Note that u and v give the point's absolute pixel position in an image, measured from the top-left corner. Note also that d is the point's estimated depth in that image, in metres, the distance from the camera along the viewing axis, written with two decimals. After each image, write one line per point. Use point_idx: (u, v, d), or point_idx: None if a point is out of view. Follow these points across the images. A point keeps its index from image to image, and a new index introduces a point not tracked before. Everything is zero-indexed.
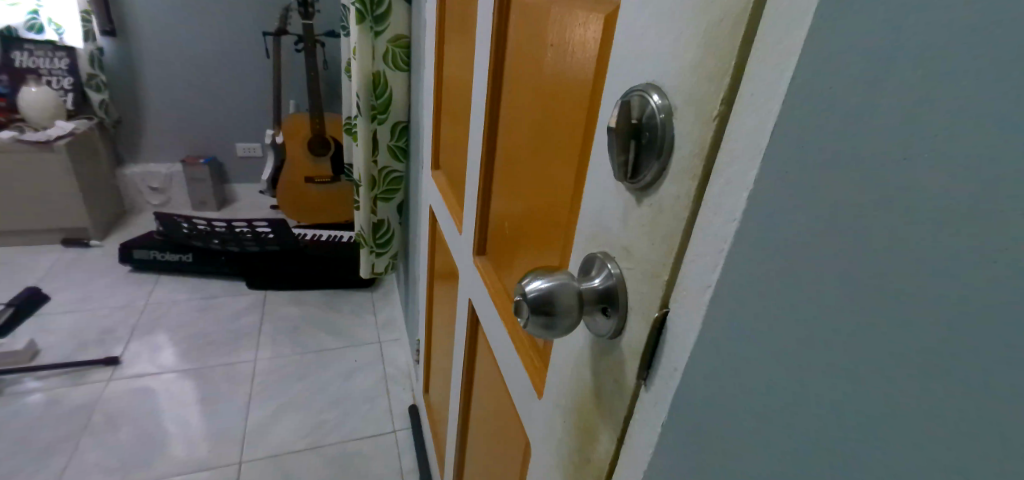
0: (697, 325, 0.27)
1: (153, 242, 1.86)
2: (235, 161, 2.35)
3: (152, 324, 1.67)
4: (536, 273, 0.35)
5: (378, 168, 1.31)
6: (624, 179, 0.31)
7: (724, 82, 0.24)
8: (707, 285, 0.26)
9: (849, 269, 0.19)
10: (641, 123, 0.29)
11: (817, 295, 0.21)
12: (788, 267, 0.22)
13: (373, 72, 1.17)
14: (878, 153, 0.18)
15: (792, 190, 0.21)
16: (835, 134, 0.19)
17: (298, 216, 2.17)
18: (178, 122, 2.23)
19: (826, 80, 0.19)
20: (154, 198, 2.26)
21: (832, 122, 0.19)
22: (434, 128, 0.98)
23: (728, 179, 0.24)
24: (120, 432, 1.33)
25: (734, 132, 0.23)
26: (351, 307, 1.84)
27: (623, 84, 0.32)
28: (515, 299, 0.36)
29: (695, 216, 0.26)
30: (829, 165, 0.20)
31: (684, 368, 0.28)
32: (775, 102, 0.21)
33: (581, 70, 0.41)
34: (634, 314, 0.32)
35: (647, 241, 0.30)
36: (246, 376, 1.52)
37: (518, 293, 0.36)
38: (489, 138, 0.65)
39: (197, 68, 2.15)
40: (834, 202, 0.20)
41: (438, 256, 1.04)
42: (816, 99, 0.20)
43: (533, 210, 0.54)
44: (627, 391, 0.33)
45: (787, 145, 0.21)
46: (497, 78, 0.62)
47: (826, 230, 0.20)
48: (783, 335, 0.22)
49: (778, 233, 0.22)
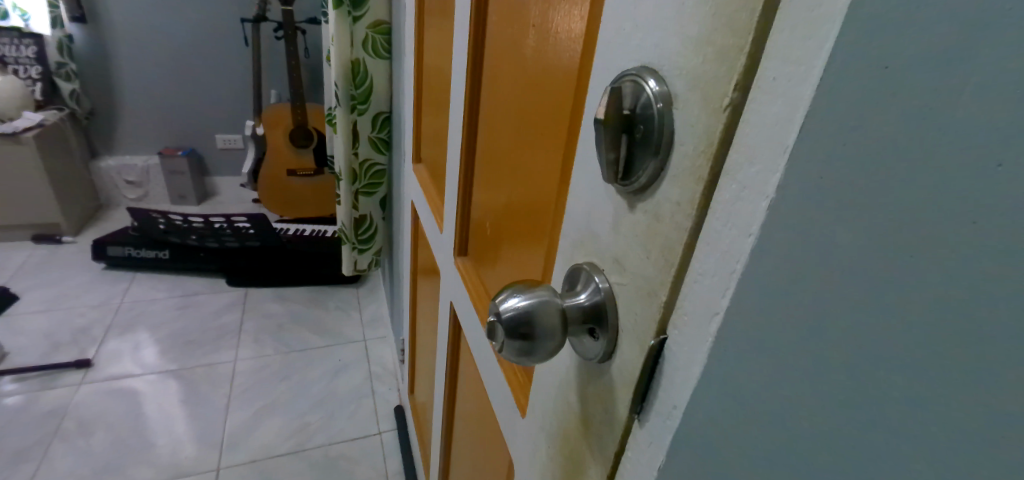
0: (702, 359, 0.22)
1: (129, 238, 1.80)
2: (215, 153, 2.28)
3: (129, 323, 1.61)
4: (513, 288, 0.31)
5: (359, 161, 1.25)
6: (614, 181, 0.26)
7: (739, 63, 0.19)
8: (715, 311, 0.21)
9: (905, 306, 0.15)
10: (634, 113, 0.24)
11: (859, 335, 0.16)
12: (821, 295, 0.17)
13: (352, 59, 1.11)
14: (947, 151, 0.13)
15: (827, 199, 0.17)
16: (889, 129, 0.15)
17: (281, 210, 2.10)
18: (155, 113, 2.15)
19: (879, 58, 0.15)
20: (130, 192, 2.19)
21: (885, 110, 0.15)
22: (416, 117, 0.92)
23: (742, 184, 0.19)
24: (93, 437, 1.27)
25: (750, 126, 0.19)
26: (336, 304, 1.79)
27: (616, 66, 0.27)
28: (489, 319, 0.31)
29: (699, 227, 0.22)
30: (882, 169, 0.15)
31: (686, 407, 0.24)
32: (807, 85, 0.17)
33: (567, 53, 0.36)
34: (627, 339, 0.27)
35: (641, 254, 0.25)
36: (226, 377, 1.47)
37: (491, 312, 0.32)
38: (469, 129, 0.60)
39: (173, 57, 2.07)
40: (887, 216, 0.15)
41: (422, 253, 0.99)
42: (864, 82, 0.15)
43: (516, 206, 0.49)
44: (619, 425, 0.28)
45: (824, 141, 0.16)
46: (478, 63, 0.56)
47: (876, 250, 0.15)
48: (810, 377, 0.18)
49: (808, 253, 0.17)
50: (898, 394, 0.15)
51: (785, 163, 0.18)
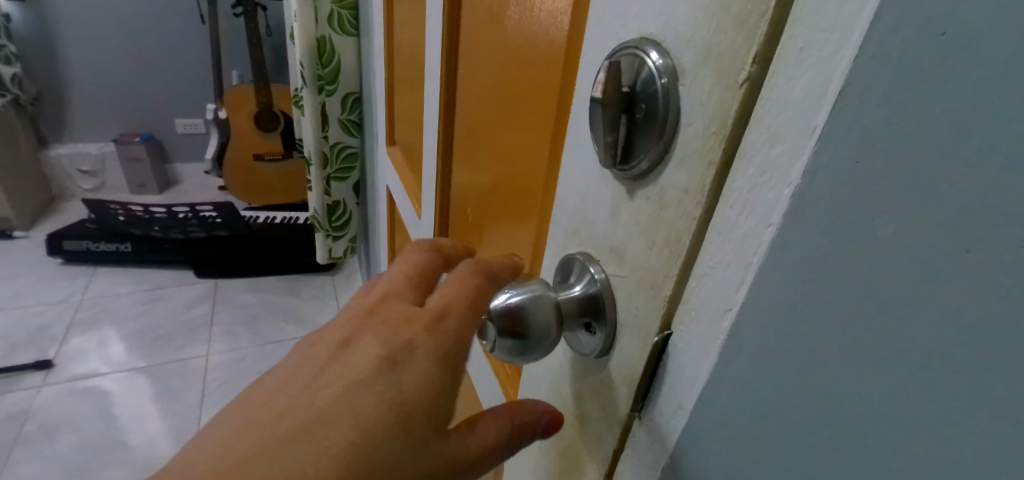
0: (714, 356, 0.21)
1: (85, 232, 1.69)
2: (175, 139, 2.16)
3: (92, 320, 1.54)
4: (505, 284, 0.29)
5: (330, 145, 1.20)
6: (612, 165, 0.24)
7: (758, 31, 0.17)
8: (728, 306, 0.20)
9: (962, 307, 0.13)
10: (635, 91, 0.22)
11: (905, 338, 0.14)
12: (854, 291, 0.15)
13: (318, 36, 1.05)
14: (1014, 145, 0.12)
15: (862, 185, 0.15)
16: (945, 106, 0.13)
17: (249, 198, 2.03)
18: (108, 97, 2.03)
19: (936, 23, 0.13)
20: (85, 183, 2.07)
21: (939, 84, 0.13)
22: (388, 98, 0.88)
23: (762, 169, 0.17)
24: (59, 441, 1.23)
25: (770, 102, 0.17)
26: (312, 292, 1.74)
27: (613, 39, 0.24)
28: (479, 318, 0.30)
29: (709, 215, 0.20)
30: (935, 152, 0.13)
31: (693, 406, 0.22)
32: (844, 55, 0.15)
33: (553, 25, 0.33)
34: (628, 334, 0.25)
35: (643, 244, 0.24)
36: (199, 372, 1.43)
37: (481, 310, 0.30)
38: (446, 109, 0.57)
39: (123, 36, 1.95)
40: (936, 204, 0.13)
41: (399, 238, 0.96)
42: (914, 52, 0.13)
43: (499, 186, 0.46)
44: (619, 423, 0.27)
45: (864, 120, 0.14)
46: (454, 37, 0.53)
47: (925, 240, 0.14)
48: (840, 378, 0.16)
49: (840, 245, 0.16)
50: (949, 405, 0.14)
51: (813, 145, 0.16)
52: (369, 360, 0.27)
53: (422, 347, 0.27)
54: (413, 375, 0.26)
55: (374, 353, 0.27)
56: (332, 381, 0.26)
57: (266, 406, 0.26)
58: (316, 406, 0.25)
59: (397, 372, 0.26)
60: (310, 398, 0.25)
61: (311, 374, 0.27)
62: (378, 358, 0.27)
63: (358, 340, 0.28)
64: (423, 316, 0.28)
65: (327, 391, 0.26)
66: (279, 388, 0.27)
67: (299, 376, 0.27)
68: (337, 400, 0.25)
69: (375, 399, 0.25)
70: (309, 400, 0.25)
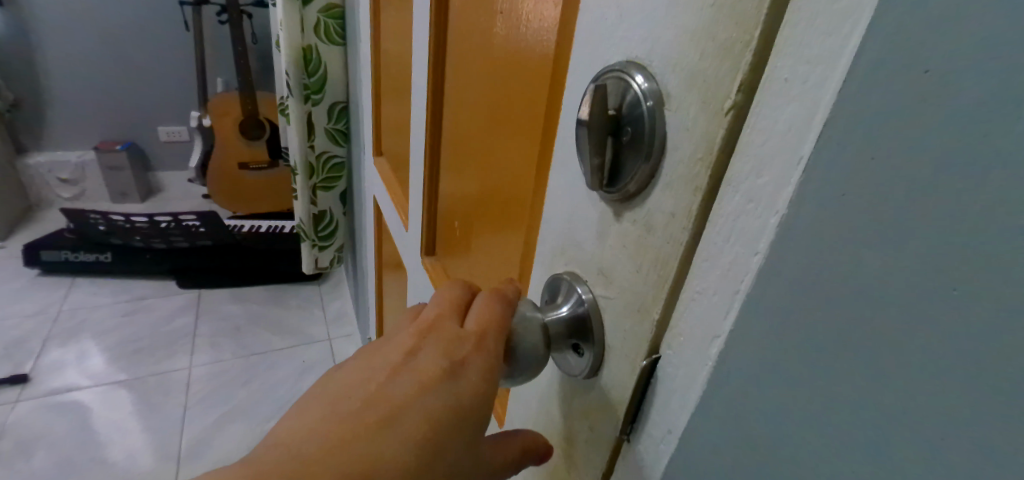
0: (702, 382, 0.20)
1: (64, 242, 1.66)
2: (158, 147, 2.13)
3: (71, 331, 1.51)
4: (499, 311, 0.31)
5: (316, 154, 1.19)
6: (599, 187, 0.24)
7: (744, 59, 0.17)
8: (716, 334, 0.20)
9: (948, 348, 0.13)
10: (621, 114, 0.22)
11: (894, 376, 0.14)
12: (842, 325, 0.15)
13: (304, 46, 1.04)
14: (997, 185, 0.11)
15: (847, 219, 0.15)
16: (930, 143, 0.12)
17: (234, 206, 2.00)
18: (88, 104, 1.99)
19: (920, 59, 0.12)
20: (65, 191, 2.02)
21: (922, 121, 0.13)
22: (375, 108, 0.87)
23: (748, 196, 0.17)
24: (34, 458, 1.19)
25: (756, 130, 0.17)
26: (298, 302, 1.72)
27: (600, 61, 0.24)
28: None
29: (696, 240, 0.20)
30: (921, 189, 0.13)
31: (682, 432, 0.22)
32: (828, 88, 0.15)
33: (541, 42, 0.33)
34: (616, 357, 0.25)
35: (630, 266, 0.23)
36: (181, 385, 1.40)
37: None
38: (433, 121, 0.56)
39: (105, 42, 1.92)
40: (921, 240, 0.13)
41: (386, 248, 0.95)
42: (898, 86, 0.13)
43: (487, 199, 0.46)
44: (607, 446, 0.27)
45: (850, 153, 0.14)
46: (440, 49, 0.53)
47: (912, 278, 0.13)
48: (828, 411, 0.16)
49: (826, 278, 0.15)
50: (938, 447, 0.13)
51: (800, 175, 0.16)
52: (429, 370, 0.27)
53: (479, 361, 0.27)
54: (469, 388, 0.27)
55: (433, 365, 0.27)
56: (399, 388, 0.27)
57: (331, 408, 0.26)
58: (378, 414, 0.26)
59: (456, 385, 0.27)
60: (379, 401, 0.26)
61: (371, 379, 0.27)
62: (437, 370, 0.27)
63: (416, 348, 0.28)
64: (477, 329, 0.28)
65: (390, 400, 0.26)
66: (340, 390, 0.27)
67: (359, 381, 0.27)
68: (400, 410, 0.26)
69: (434, 411, 0.26)
70: (372, 407, 0.26)
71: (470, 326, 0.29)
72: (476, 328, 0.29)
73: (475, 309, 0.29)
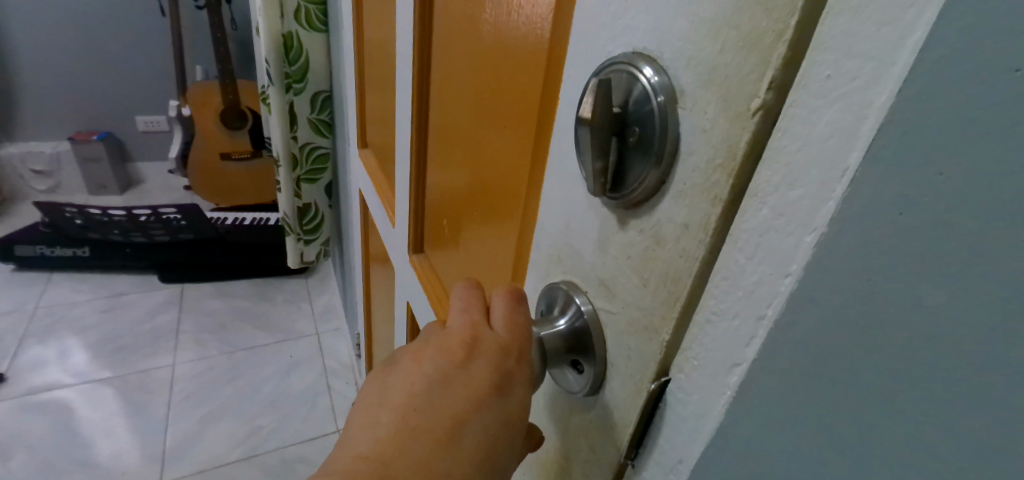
0: (718, 413, 0.18)
1: (38, 236, 1.60)
2: (137, 137, 2.07)
3: (49, 329, 1.47)
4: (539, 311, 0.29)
5: (299, 145, 1.15)
6: (602, 194, 0.21)
7: (775, 53, 0.15)
8: (736, 361, 0.18)
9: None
10: (627, 112, 0.20)
11: (964, 433, 0.12)
12: (891, 365, 0.13)
13: (285, 32, 1.00)
14: None
15: (899, 243, 0.12)
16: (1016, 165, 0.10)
17: (216, 198, 1.96)
18: (61, 94, 1.92)
19: (1004, 58, 0.10)
20: (39, 184, 1.96)
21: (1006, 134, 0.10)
22: (358, 98, 0.84)
23: (777, 210, 0.15)
24: (12, 461, 1.16)
25: (789, 135, 0.15)
26: (285, 296, 1.68)
27: (601, 53, 0.22)
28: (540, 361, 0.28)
29: (713, 255, 0.18)
30: (1002, 219, 0.11)
31: (694, 464, 0.20)
32: (882, 88, 0.12)
33: (533, 30, 0.30)
34: (618, 377, 0.23)
35: (634, 280, 0.21)
36: (164, 383, 1.37)
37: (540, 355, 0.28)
38: (420, 111, 0.53)
39: (76, 29, 1.84)
40: (998, 282, 0.11)
41: (373, 242, 0.92)
42: (976, 87, 0.10)
43: (477, 196, 0.44)
44: (608, 470, 0.25)
45: (909, 167, 0.12)
46: (426, 35, 0.49)
47: (986, 321, 0.11)
48: (868, 459, 0.14)
49: (869, 310, 0.13)
50: None
51: (844, 189, 0.14)
52: (478, 383, 0.24)
53: (523, 372, 0.25)
54: (518, 401, 0.25)
55: (481, 378, 0.24)
56: (453, 404, 0.23)
57: (381, 434, 0.23)
58: (438, 435, 0.23)
59: (506, 400, 0.24)
60: (435, 420, 0.23)
61: (418, 397, 0.23)
62: (486, 384, 0.24)
63: (460, 358, 0.25)
64: (516, 335, 0.26)
65: (444, 421, 0.23)
66: (386, 411, 0.23)
67: (404, 399, 0.23)
68: (456, 431, 0.23)
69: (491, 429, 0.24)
70: (427, 431, 0.23)
71: (507, 335, 0.26)
72: (516, 335, 0.26)
73: (509, 313, 0.26)
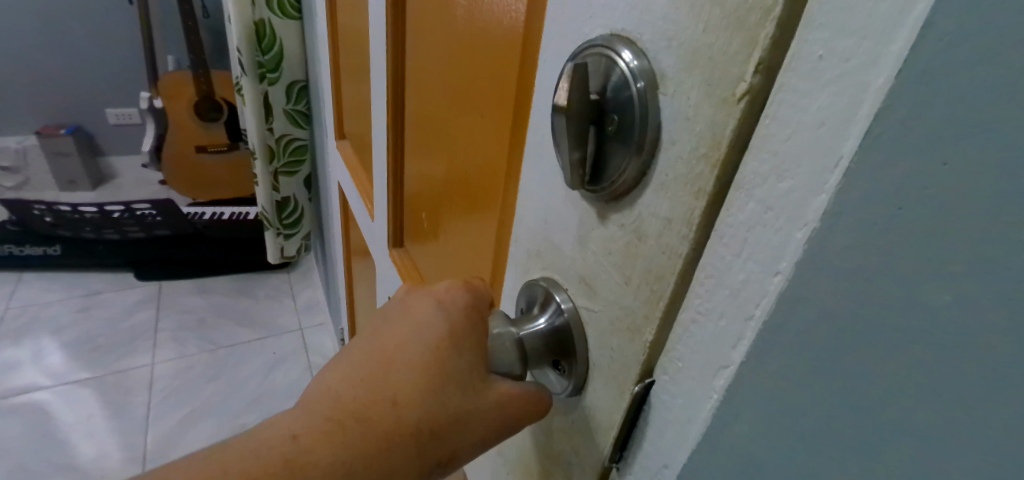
0: (705, 418, 0.18)
1: (6, 235, 1.56)
2: (108, 131, 2.00)
3: (21, 329, 1.42)
4: (532, 304, 0.26)
5: (276, 137, 1.12)
6: (582, 186, 0.20)
7: (763, 32, 0.13)
8: (724, 363, 0.17)
9: None
10: (604, 98, 0.18)
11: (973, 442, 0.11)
12: (890, 367, 0.12)
13: (256, 20, 0.96)
14: None
15: (895, 236, 0.11)
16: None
17: (193, 193, 1.91)
18: (26, 87, 1.85)
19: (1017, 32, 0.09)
20: (7, 180, 1.90)
21: (1010, 134, 0.09)
22: (335, 88, 0.81)
23: (766, 204, 0.14)
24: None
25: (779, 122, 0.14)
26: (266, 292, 1.65)
27: (577, 35, 0.21)
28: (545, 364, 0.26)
29: (698, 251, 0.17)
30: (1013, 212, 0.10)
31: (680, 469, 0.19)
32: (881, 68, 0.11)
33: (507, 14, 0.29)
34: (601, 378, 0.22)
35: (616, 278, 0.20)
36: (144, 382, 1.34)
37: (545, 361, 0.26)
38: (396, 101, 0.52)
39: (39, 17, 1.77)
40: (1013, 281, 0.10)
41: (354, 235, 0.90)
42: (992, 66, 0.09)
43: (455, 187, 0.42)
44: (592, 473, 0.24)
45: (910, 156, 0.11)
46: (400, 21, 0.47)
47: (997, 322, 0.10)
48: (869, 469, 0.13)
49: (864, 312, 0.12)
50: None
51: (838, 181, 0.12)
52: (420, 308, 0.26)
53: (466, 295, 0.26)
54: (462, 318, 0.25)
55: (422, 304, 0.26)
56: (397, 331, 0.25)
57: (334, 367, 0.25)
58: (381, 356, 0.24)
59: (449, 318, 0.25)
60: (379, 345, 0.25)
61: (370, 333, 0.26)
62: (426, 307, 0.26)
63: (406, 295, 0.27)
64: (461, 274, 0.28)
65: (387, 345, 0.25)
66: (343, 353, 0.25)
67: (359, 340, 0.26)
68: (399, 351, 0.24)
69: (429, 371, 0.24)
70: (372, 353, 0.24)
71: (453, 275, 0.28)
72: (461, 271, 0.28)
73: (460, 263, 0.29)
